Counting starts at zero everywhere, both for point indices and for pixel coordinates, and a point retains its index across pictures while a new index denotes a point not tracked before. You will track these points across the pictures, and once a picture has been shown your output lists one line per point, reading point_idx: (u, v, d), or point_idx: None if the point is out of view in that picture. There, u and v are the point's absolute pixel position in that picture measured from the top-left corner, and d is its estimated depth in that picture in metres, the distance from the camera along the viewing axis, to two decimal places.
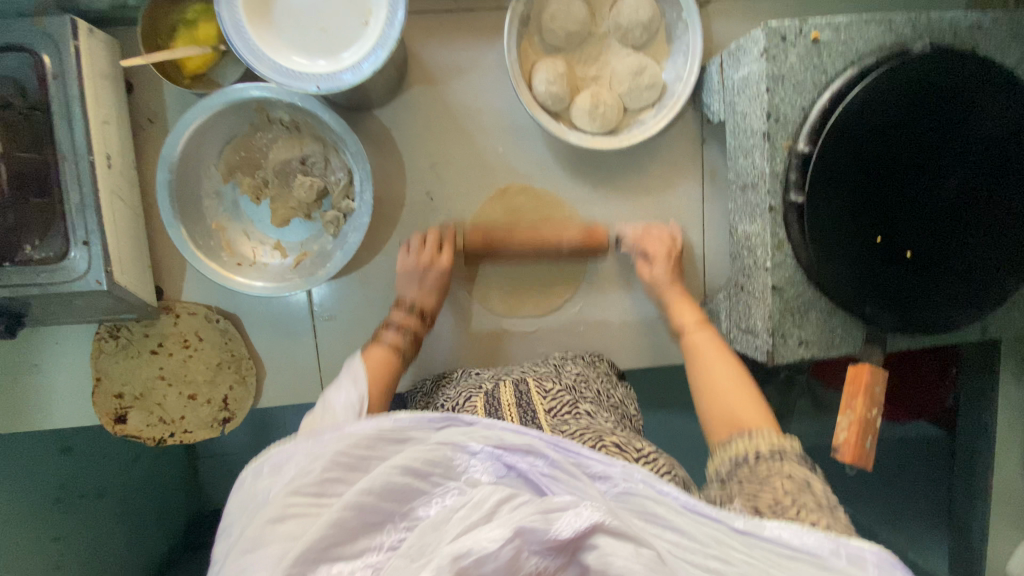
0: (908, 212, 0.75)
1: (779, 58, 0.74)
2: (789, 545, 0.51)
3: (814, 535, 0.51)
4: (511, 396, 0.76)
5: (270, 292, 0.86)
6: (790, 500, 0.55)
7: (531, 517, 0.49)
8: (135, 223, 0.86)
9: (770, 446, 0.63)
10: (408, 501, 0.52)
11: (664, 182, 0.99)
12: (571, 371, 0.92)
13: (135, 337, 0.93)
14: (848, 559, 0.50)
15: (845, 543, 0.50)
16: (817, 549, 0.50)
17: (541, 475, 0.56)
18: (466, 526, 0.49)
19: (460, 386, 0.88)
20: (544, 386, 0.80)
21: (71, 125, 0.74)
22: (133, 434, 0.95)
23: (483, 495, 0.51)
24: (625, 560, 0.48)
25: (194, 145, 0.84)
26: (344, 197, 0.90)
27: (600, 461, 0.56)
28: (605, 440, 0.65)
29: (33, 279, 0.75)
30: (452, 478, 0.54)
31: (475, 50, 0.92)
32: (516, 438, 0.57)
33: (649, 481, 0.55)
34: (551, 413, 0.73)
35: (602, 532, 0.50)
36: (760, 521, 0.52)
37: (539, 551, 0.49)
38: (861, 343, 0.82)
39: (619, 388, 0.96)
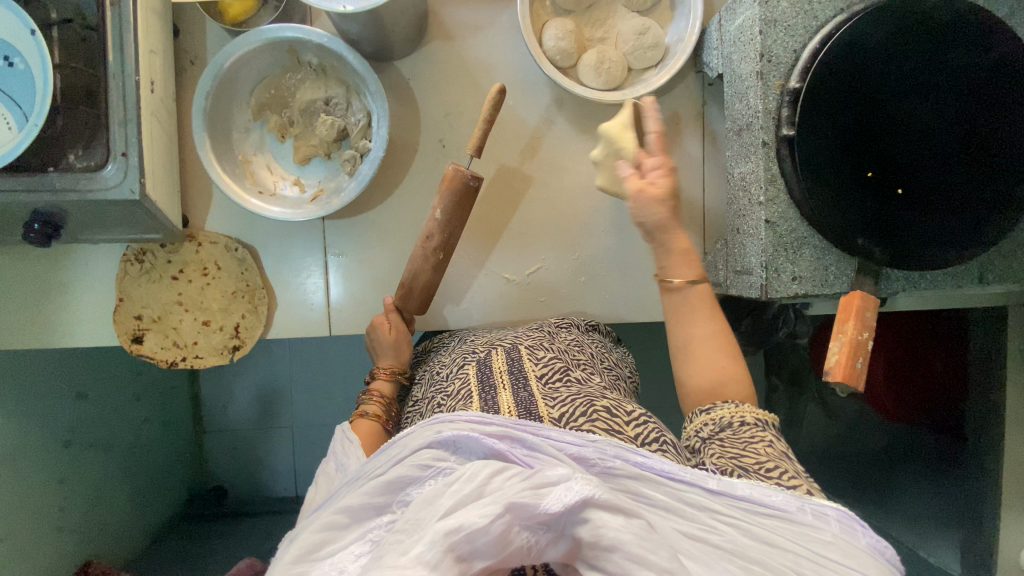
0: (897, 148, 0.78)
1: (772, 4, 0.80)
2: (760, 502, 0.55)
3: (782, 493, 0.56)
4: (502, 362, 0.78)
5: (286, 217, 0.92)
6: (784, 478, 0.60)
7: (521, 492, 0.48)
8: (169, 150, 0.93)
9: (755, 418, 0.69)
10: (402, 489, 0.53)
11: (666, 140, 1.04)
12: (565, 337, 0.94)
13: (159, 262, 0.98)
14: (813, 514, 0.54)
15: (810, 500, 0.55)
16: (785, 506, 0.55)
17: (520, 455, 0.54)
18: (458, 500, 0.48)
19: (454, 352, 0.92)
20: (535, 353, 0.83)
21: (122, 47, 0.82)
22: (147, 356, 0.99)
23: (475, 469, 0.51)
24: (618, 531, 0.47)
25: (231, 76, 0.92)
26: (361, 138, 0.96)
27: (576, 441, 0.56)
28: (596, 407, 0.65)
29: (74, 185, 0.81)
30: (442, 459, 0.54)
31: (492, 11, 1.00)
32: (486, 424, 0.55)
33: (623, 454, 0.55)
34: (541, 378, 0.74)
35: (592, 506, 0.49)
36: (733, 482, 0.56)
37: (530, 525, 0.49)
38: (852, 281, 0.83)
39: (613, 352, 0.99)
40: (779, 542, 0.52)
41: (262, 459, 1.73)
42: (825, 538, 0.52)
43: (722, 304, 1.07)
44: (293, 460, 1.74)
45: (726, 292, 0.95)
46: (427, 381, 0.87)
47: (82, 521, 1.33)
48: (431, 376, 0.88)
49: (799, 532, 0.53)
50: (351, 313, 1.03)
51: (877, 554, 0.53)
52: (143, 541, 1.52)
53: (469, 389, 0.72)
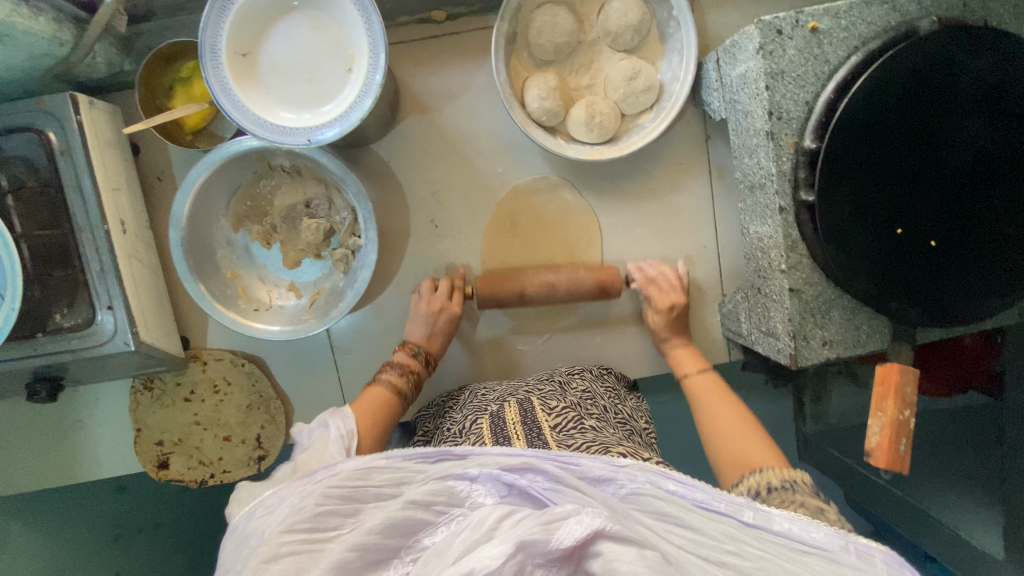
0: (926, 199, 0.71)
1: (777, 54, 0.71)
2: (796, 537, 0.53)
3: (823, 530, 0.53)
4: (517, 414, 0.77)
5: (286, 335, 0.88)
6: (807, 514, 0.56)
7: (532, 528, 0.49)
8: (155, 282, 0.89)
9: (781, 480, 0.62)
10: (412, 534, 0.53)
11: (670, 184, 0.96)
12: (577, 387, 0.90)
13: (168, 387, 0.97)
14: (858, 555, 0.51)
15: (855, 540, 0.52)
16: (826, 544, 0.52)
17: (542, 489, 0.56)
18: (469, 544, 0.49)
19: (467, 407, 0.88)
20: (548, 402, 0.81)
21: (85, 197, 0.78)
22: (177, 479, 0.99)
23: (483, 514, 0.51)
24: (630, 564, 0.47)
25: (203, 196, 0.86)
26: (350, 235, 0.91)
27: (604, 467, 0.58)
28: (608, 452, 0.65)
29: (66, 346, 0.78)
30: (455, 503, 0.55)
31: (465, 72, 0.91)
32: (512, 458, 0.57)
33: (654, 479, 0.57)
34: (556, 428, 0.73)
35: (604, 539, 0.50)
36: (768, 515, 0.54)
37: (544, 563, 0.49)
38: (888, 339, 0.78)
39: (629, 402, 0.95)
40: None
41: None
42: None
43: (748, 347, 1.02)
44: None
45: (752, 347, 0.90)
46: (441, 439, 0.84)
47: None
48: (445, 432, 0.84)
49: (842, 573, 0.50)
50: None
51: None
52: None
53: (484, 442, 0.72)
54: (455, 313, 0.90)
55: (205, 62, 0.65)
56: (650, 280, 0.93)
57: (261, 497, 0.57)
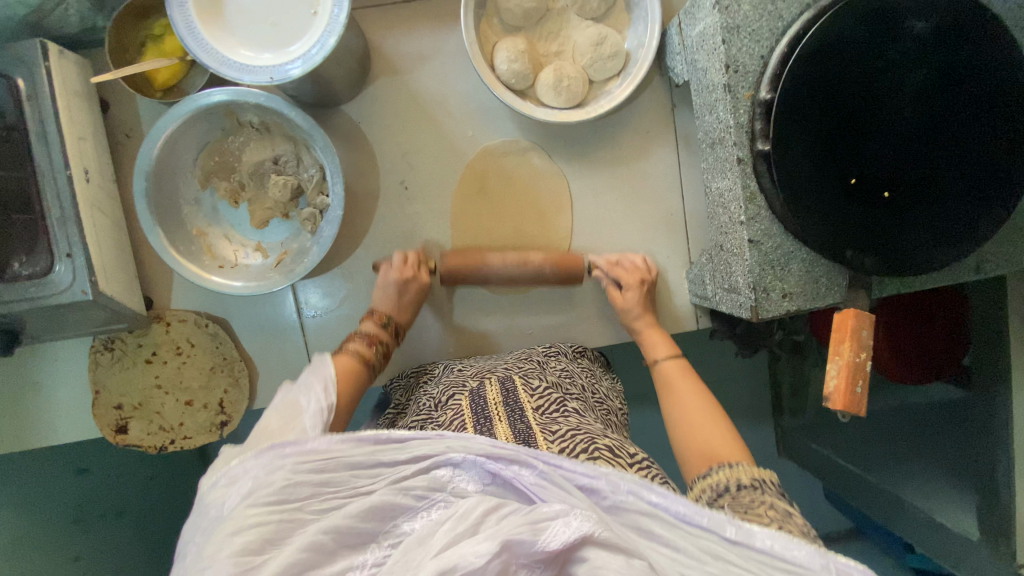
0: (879, 150, 0.73)
1: (732, 9, 0.74)
2: (778, 557, 0.50)
3: (803, 548, 0.50)
4: (498, 393, 0.75)
5: (250, 291, 0.87)
6: (787, 533, 0.53)
7: (519, 528, 0.48)
8: (119, 237, 0.89)
9: (751, 478, 0.61)
10: (391, 518, 0.51)
11: (638, 151, 0.98)
12: (555, 367, 0.89)
13: (129, 348, 0.95)
14: (838, 574, 0.49)
15: (835, 558, 0.49)
16: (807, 562, 0.50)
17: (528, 484, 0.54)
18: (452, 537, 0.47)
19: (443, 381, 0.88)
20: (529, 382, 0.79)
21: (48, 142, 0.77)
22: (135, 444, 0.96)
23: (468, 505, 0.50)
24: (616, 572, 0.46)
25: (169, 150, 0.86)
26: (318, 194, 0.91)
27: (587, 473, 0.55)
28: (597, 446, 0.64)
29: (23, 295, 0.77)
30: (438, 489, 0.54)
31: (436, 37, 0.93)
32: (499, 447, 0.56)
33: (638, 491, 0.54)
34: (539, 410, 0.72)
35: (592, 544, 0.48)
36: (751, 531, 0.52)
37: (528, 562, 0.48)
38: (845, 291, 0.80)
39: (603, 381, 0.94)
40: None
41: None
42: None
43: (714, 314, 1.03)
44: None
45: (716, 308, 0.91)
46: (415, 411, 0.83)
47: None
48: (417, 406, 0.84)
49: None
50: None
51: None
52: None
53: (463, 420, 0.70)
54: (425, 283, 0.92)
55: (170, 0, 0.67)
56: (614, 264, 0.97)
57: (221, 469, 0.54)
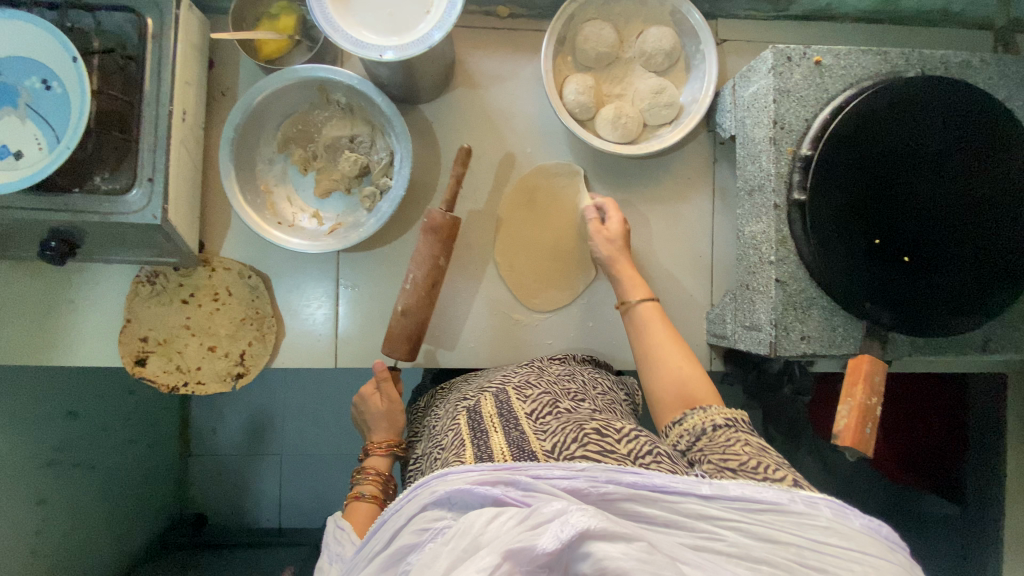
0: (903, 217, 0.81)
1: (785, 75, 0.84)
2: (751, 498, 0.54)
3: (773, 489, 0.55)
4: (493, 406, 0.74)
5: (304, 248, 0.93)
6: (772, 471, 0.60)
7: (518, 535, 0.47)
8: (193, 178, 0.95)
9: (725, 418, 0.70)
10: (403, 558, 0.52)
11: (677, 194, 1.07)
12: (556, 370, 0.93)
13: (170, 285, 0.99)
14: (806, 504, 0.54)
15: (801, 492, 0.55)
16: (777, 499, 0.54)
17: (516, 497, 0.53)
18: (455, 557, 0.47)
19: (448, 403, 0.89)
20: (523, 392, 0.78)
21: (160, 77, 0.85)
22: (149, 379, 0.97)
23: (470, 521, 0.49)
24: (621, 554, 0.47)
25: (260, 111, 0.95)
26: (383, 175, 0.98)
27: (565, 474, 0.55)
28: (587, 431, 0.64)
29: (97, 208, 0.82)
30: (439, 519, 0.52)
31: (515, 63, 1.04)
32: (473, 473, 0.54)
33: (614, 478, 0.54)
34: (532, 415, 0.71)
35: (591, 538, 0.47)
36: (723, 484, 0.55)
37: (531, 570, 0.47)
38: (859, 342, 0.85)
39: (613, 380, 0.98)
40: (780, 539, 0.51)
41: (247, 489, 1.70)
42: (821, 527, 0.52)
43: (728, 357, 1.07)
44: (279, 489, 1.70)
45: (734, 346, 0.96)
46: (428, 437, 0.85)
47: (60, 545, 1.28)
48: (431, 432, 0.85)
49: (796, 525, 0.52)
50: (359, 348, 1.03)
51: (872, 532, 0.53)
52: (120, 569, 1.45)
53: (462, 436, 0.69)
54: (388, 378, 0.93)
55: None
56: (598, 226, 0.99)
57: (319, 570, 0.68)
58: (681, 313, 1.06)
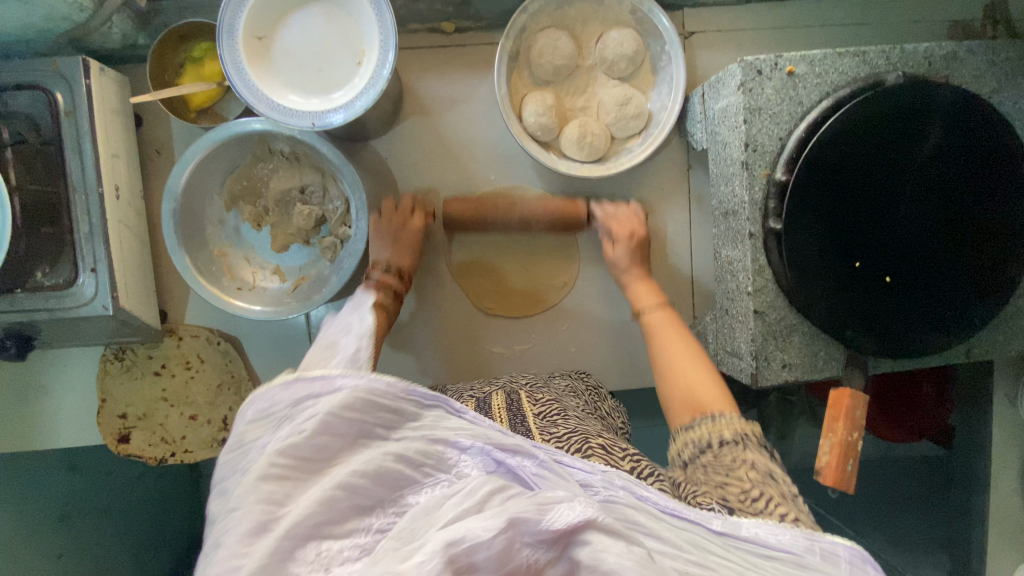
0: (882, 239, 0.77)
1: (755, 91, 0.77)
2: (764, 542, 0.51)
3: (787, 532, 0.52)
4: (502, 401, 0.77)
5: (268, 315, 0.89)
6: (770, 507, 0.55)
7: (525, 505, 0.45)
8: (141, 251, 0.90)
9: (733, 432, 0.65)
10: (398, 488, 0.48)
11: (652, 207, 1.02)
12: (558, 384, 0.93)
13: (139, 359, 0.96)
14: (822, 555, 0.50)
15: (819, 540, 0.51)
16: (792, 546, 0.51)
17: (529, 474, 0.53)
18: (458, 512, 0.45)
19: (447, 395, 0.88)
20: (534, 395, 0.81)
21: (82, 158, 0.79)
22: (136, 455, 0.97)
23: (476, 483, 0.47)
24: (619, 557, 0.43)
25: (199, 173, 0.88)
26: (341, 225, 0.94)
27: (584, 468, 0.55)
28: (591, 443, 0.64)
29: (43, 305, 0.78)
30: (442, 469, 0.51)
31: (467, 83, 0.96)
32: (503, 439, 0.54)
33: (629, 487, 0.54)
34: (539, 415, 0.73)
35: (595, 529, 0.45)
36: (737, 521, 0.53)
37: (531, 543, 0.44)
38: (844, 366, 0.83)
39: (607, 401, 0.97)
40: None
41: None
42: None
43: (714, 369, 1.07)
44: None
45: (716, 365, 0.95)
46: None
47: None
48: None
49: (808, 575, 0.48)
50: None
51: None
52: None
53: None
54: (420, 226, 0.92)
55: (221, 40, 0.69)
56: (611, 216, 0.96)
57: (254, 397, 0.55)
58: None
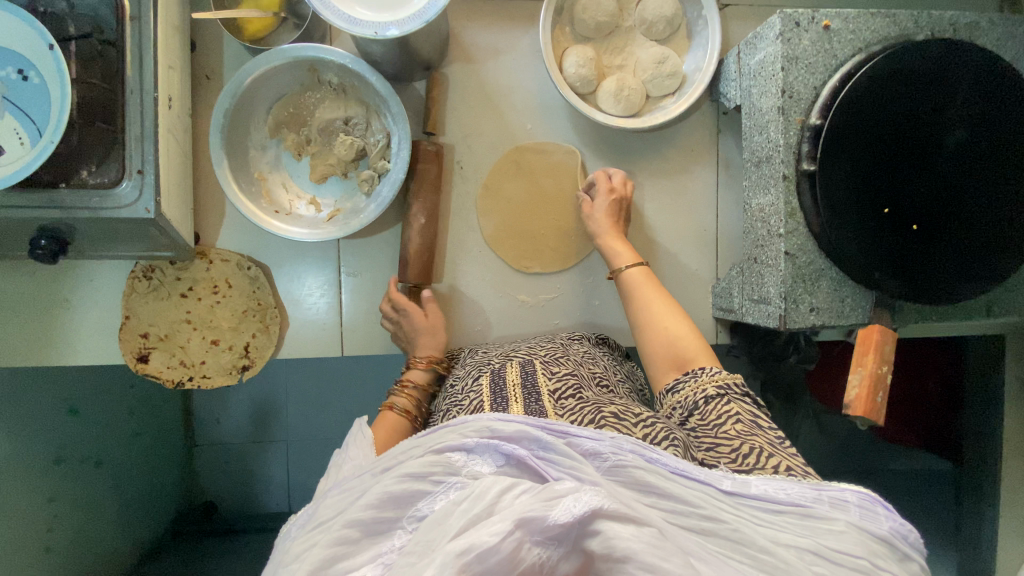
0: (913, 186, 0.80)
1: (793, 41, 0.81)
2: (774, 499, 0.52)
3: (796, 488, 0.53)
4: (516, 375, 0.73)
5: (302, 236, 0.91)
6: (763, 461, 0.58)
7: (530, 503, 0.45)
8: (182, 168, 0.91)
9: (716, 385, 0.70)
10: (412, 502, 0.49)
11: (681, 168, 1.05)
12: (578, 350, 0.91)
13: (168, 279, 0.96)
14: (830, 504, 0.51)
15: (825, 489, 0.52)
16: (801, 500, 0.52)
17: (535, 459, 0.52)
18: (469, 518, 0.45)
19: (467, 364, 0.88)
20: (550, 368, 0.76)
21: (142, 64, 0.80)
22: (153, 375, 0.96)
23: (485, 485, 0.47)
24: (630, 539, 0.44)
25: (250, 93, 0.91)
26: (380, 158, 0.94)
27: (591, 438, 0.54)
28: (604, 415, 0.63)
29: (86, 203, 0.78)
30: (453, 473, 0.50)
31: (511, 35, 1.01)
32: (505, 425, 0.53)
33: (637, 450, 0.53)
34: (554, 394, 0.68)
35: (603, 517, 0.45)
36: (745, 481, 0.54)
37: (541, 541, 0.44)
38: (869, 313, 0.85)
39: (624, 366, 0.96)
40: (791, 540, 0.48)
41: (254, 478, 1.70)
42: (840, 530, 0.49)
43: (734, 330, 1.08)
44: (287, 476, 1.70)
45: (742, 319, 0.96)
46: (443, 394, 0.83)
47: (73, 540, 1.27)
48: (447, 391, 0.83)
49: (815, 527, 0.50)
50: (366, 335, 1.02)
51: (898, 539, 0.50)
52: (132, 561, 1.45)
53: (482, 399, 0.68)
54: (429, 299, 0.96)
55: None
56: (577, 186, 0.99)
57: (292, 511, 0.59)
58: (687, 289, 1.06)
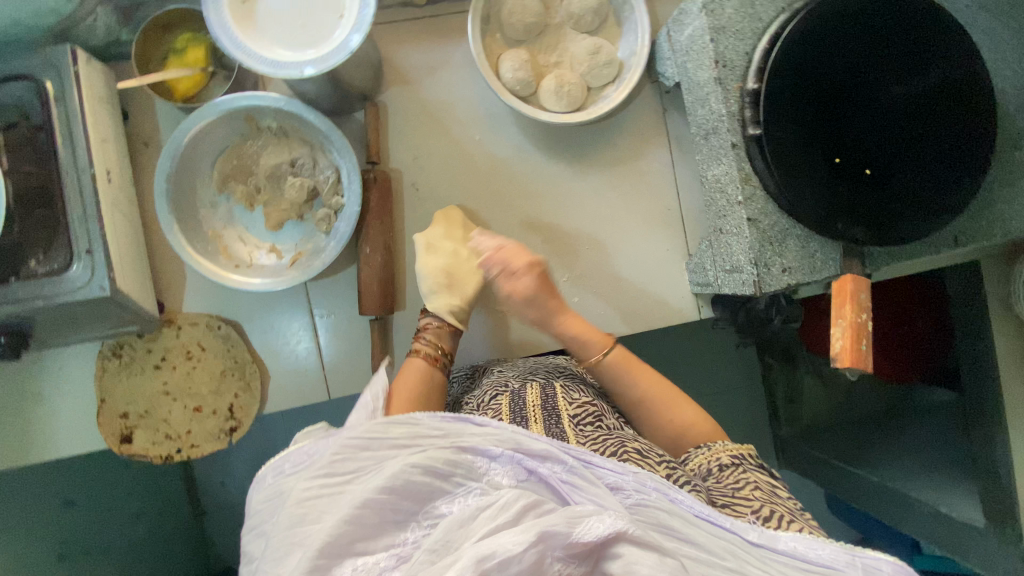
0: (858, 133, 0.81)
1: (717, 12, 0.82)
2: (802, 557, 0.56)
3: (826, 548, 0.56)
4: (536, 397, 0.76)
5: (265, 287, 0.89)
6: (785, 523, 0.60)
7: (554, 520, 0.50)
8: (135, 239, 0.90)
9: (730, 456, 0.71)
10: (430, 500, 0.56)
11: (634, 152, 1.05)
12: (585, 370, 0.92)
13: (138, 353, 0.94)
14: (864, 569, 0.54)
15: (860, 555, 0.55)
16: (833, 561, 0.55)
17: (560, 481, 0.60)
18: (493, 526, 0.50)
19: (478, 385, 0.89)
20: (571, 390, 0.80)
21: (73, 143, 0.79)
22: (140, 455, 0.94)
23: (510, 497, 0.53)
24: (651, 568, 0.49)
25: (189, 152, 0.90)
26: (333, 194, 0.93)
27: (615, 471, 0.61)
28: (627, 449, 0.67)
29: (38, 292, 0.76)
30: (473, 478, 0.58)
31: (444, 51, 1.00)
32: (532, 443, 0.62)
33: (661, 489, 0.60)
34: (575, 418, 0.73)
35: (625, 541, 0.51)
36: (773, 535, 0.58)
37: (563, 557, 0.50)
38: (840, 263, 0.85)
39: None
40: None
41: None
42: None
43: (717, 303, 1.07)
44: None
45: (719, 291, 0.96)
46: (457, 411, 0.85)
47: None
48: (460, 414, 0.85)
49: None
50: (350, 374, 1.00)
51: None
52: None
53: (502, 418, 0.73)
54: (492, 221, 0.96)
55: (207, 5, 0.72)
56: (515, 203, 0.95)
57: (286, 458, 0.67)
58: (662, 270, 1.06)
